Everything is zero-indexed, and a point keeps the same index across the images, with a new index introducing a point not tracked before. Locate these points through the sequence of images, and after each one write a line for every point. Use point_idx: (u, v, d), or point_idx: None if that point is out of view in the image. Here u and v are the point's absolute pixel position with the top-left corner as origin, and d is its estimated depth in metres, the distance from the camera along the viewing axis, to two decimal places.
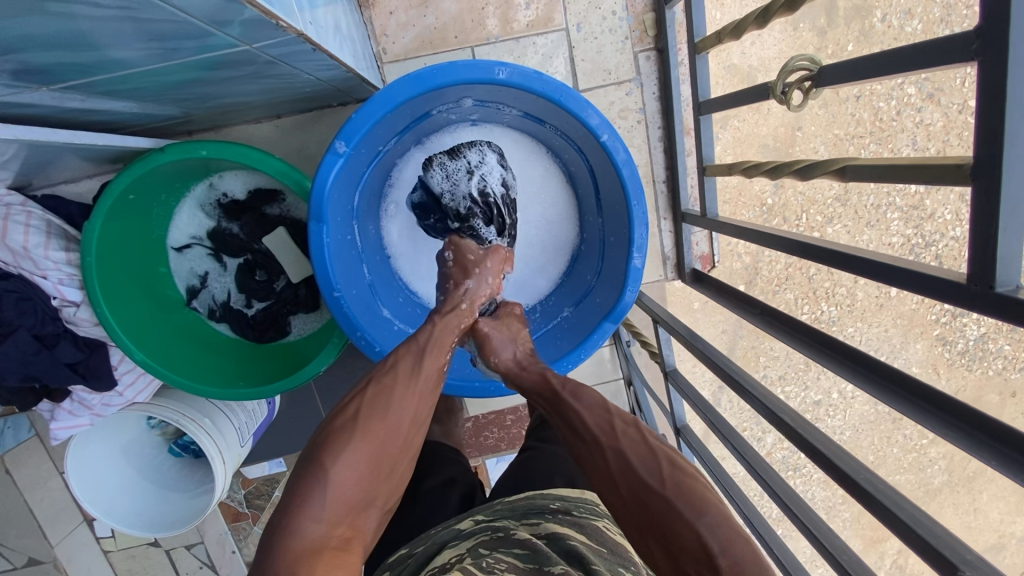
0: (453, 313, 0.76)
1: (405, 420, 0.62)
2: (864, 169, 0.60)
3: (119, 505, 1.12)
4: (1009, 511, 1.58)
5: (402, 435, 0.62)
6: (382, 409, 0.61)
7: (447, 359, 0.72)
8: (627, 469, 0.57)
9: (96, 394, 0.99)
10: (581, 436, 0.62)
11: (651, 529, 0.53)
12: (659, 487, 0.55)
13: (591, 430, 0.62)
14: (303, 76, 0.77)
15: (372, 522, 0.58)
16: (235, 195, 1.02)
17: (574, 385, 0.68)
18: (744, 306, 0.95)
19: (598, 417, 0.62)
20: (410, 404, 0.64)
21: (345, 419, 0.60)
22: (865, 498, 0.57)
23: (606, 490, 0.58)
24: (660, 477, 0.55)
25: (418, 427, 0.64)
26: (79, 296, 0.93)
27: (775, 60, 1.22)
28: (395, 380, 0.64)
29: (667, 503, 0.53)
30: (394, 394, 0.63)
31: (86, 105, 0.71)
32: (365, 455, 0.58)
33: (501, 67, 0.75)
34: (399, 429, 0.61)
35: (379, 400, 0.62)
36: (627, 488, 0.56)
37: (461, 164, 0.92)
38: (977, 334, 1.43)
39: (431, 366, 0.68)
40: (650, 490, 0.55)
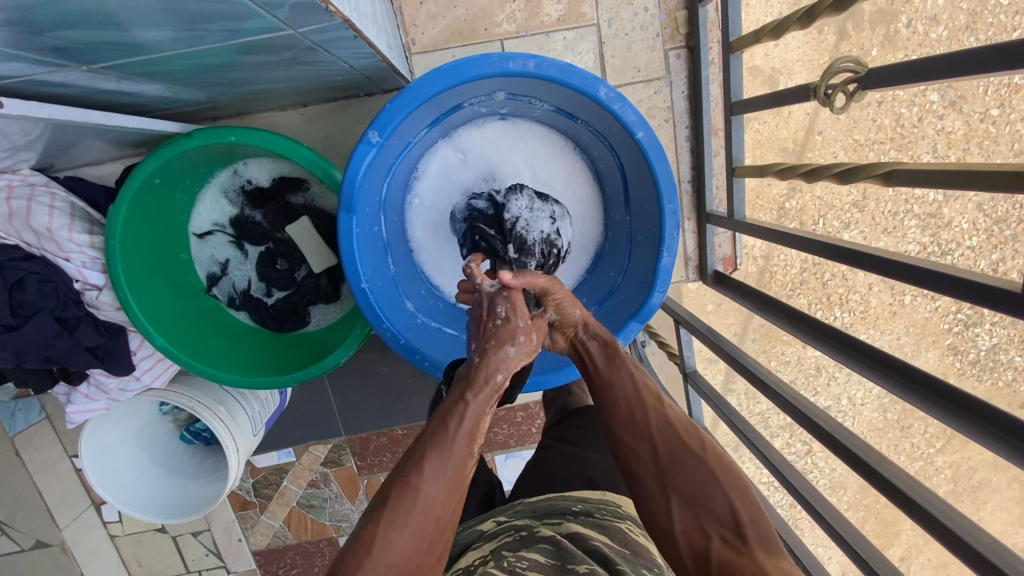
0: (485, 389, 0.62)
1: (429, 525, 0.54)
2: (910, 175, 0.59)
3: (132, 488, 1.11)
4: (1012, 523, 1.58)
5: (434, 537, 0.54)
6: (407, 513, 0.53)
7: (478, 442, 0.60)
8: (670, 429, 0.61)
9: (113, 379, 0.99)
10: (626, 393, 0.65)
11: (680, 488, 0.56)
12: (697, 449, 0.59)
13: (638, 390, 0.65)
14: (338, 64, 0.76)
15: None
16: (259, 182, 1.01)
17: (616, 347, 0.71)
18: (769, 309, 0.93)
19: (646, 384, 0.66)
20: (439, 503, 0.55)
21: (374, 528, 0.52)
22: (910, 504, 0.56)
23: (637, 445, 0.60)
24: (701, 444, 0.59)
25: (447, 527, 0.56)
26: (102, 280, 0.93)
27: (798, 63, 1.20)
28: (420, 476, 0.55)
29: (705, 468, 0.57)
30: (419, 504, 0.54)
31: (119, 86, 0.70)
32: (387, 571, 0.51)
33: (538, 59, 0.75)
34: (425, 536, 0.53)
35: (402, 503, 0.53)
36: (664, 444, 0.59)
37: (545, 209, 0.92)
38: (988, 345, 1.41)
39: (460, 452, 0.58)
40: (687, 449, 0.58)
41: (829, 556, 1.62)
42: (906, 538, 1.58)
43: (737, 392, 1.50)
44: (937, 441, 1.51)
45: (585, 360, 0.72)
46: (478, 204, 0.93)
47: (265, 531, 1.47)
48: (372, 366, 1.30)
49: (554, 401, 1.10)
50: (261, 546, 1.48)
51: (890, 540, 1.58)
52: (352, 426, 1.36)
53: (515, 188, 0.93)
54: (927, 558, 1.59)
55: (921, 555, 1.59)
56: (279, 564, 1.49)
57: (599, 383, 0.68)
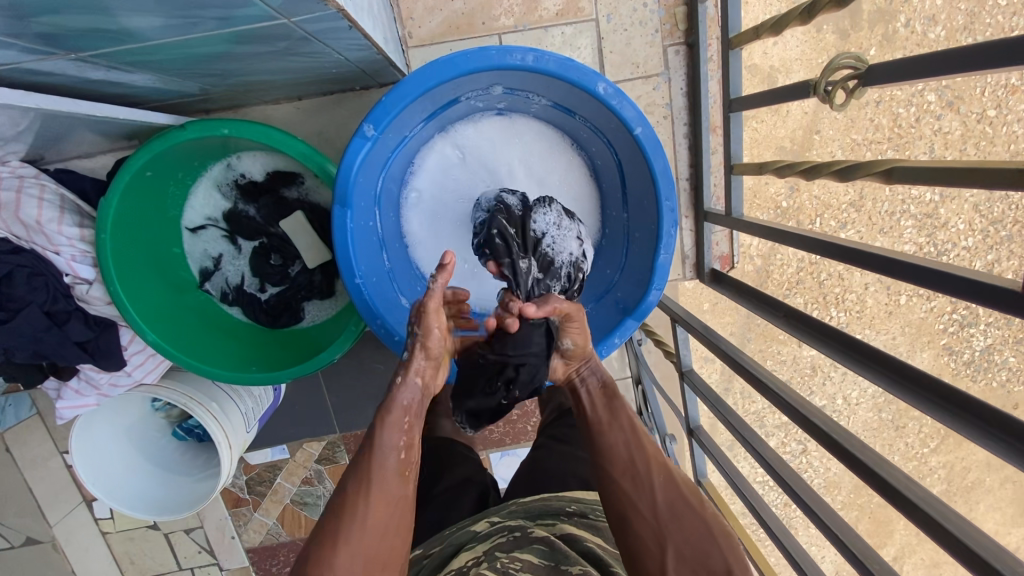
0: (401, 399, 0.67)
1: (366, 533, 0.59)
2: (911, 173, 0.59)
3: (122, 483, 1.10)
4: (1004, 522, 1.59)
5: (369, 541, 0.59)
6: (337, 536, 0.58)
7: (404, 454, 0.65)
8: (670, 483, 0.66)
9: (103, 374, 0.98)
10: (628, 443, 0.68)
11: (678, 546, 0.62)
12: (696, 507, 0.65)
13: (643, 441, 0.68)
14: (333, 56, 0.75)
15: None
16: (253, 176, 1.00)
17: (613, 387, 0.74)
18: (766, 307, 0.93)
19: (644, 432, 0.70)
20: (371, 511, 0.60)
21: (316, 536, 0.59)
22: (907, 504, 0.56)
23: (640, 501, 0.64)
24: (697, 500, 0.66)
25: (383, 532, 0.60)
26: (92, 274, 0.91)
27: (796, 62, 1.20)
28: (346, 501, 0.60)
29: (703, 525, 0.63)
30: (351, 509, 0.60)
31: (109, 76, 0.69)
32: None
33: (536, 54, 0.74)
34: (364, 549, 0.59)
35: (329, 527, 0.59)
36: (664, 502, 0.64)
37: (573, 228, 0.89)
38: (983, 346, 1.41)
39: (385, 464, 0.63)
40: (686, 507, 0.64)
41: (823, 556, 1.63)
42: (900, 537, 1.58)
43: (733, 391, 1.50)
44: (931, 441, 1.51)
45: (583, 397, 0.74)
46: (509, 200, 0.88)
47: (258, 529, 1.46)
48: (366, 363, 1.29)
49: (549, 399, 1.06)
50: (254, 544, 1.47)
51: (883, 539, 1.59)
52: (347, 424, 1.35)
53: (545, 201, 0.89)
54: (921, 558, 1.60)
55: (914, 555, 1.60)
56: (272, 561, 1.48)
57: (599, 426, 0.70)
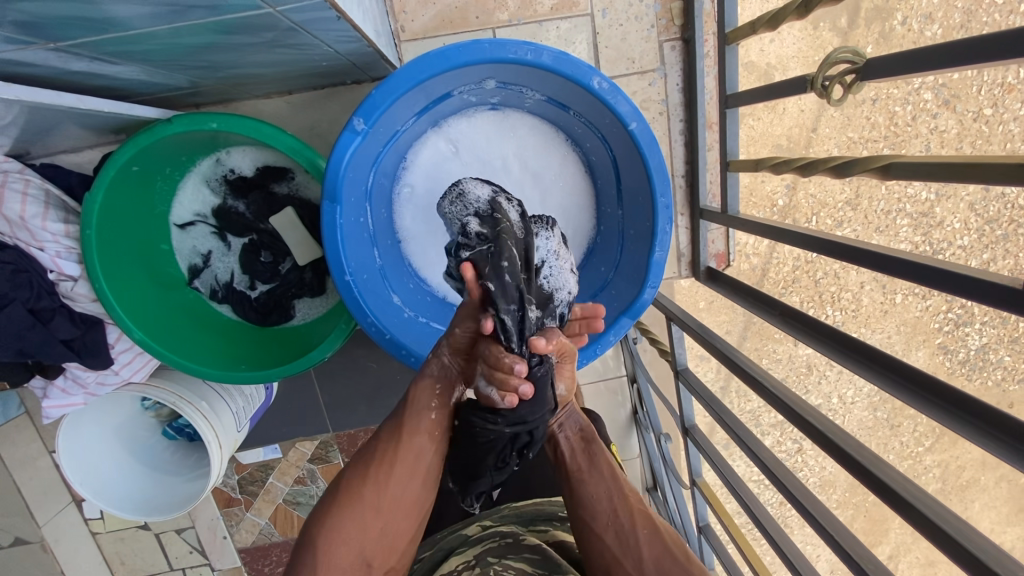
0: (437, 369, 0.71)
1: (393, 483, 0.66)
2: (909, 168, 0.58)
3: (109, 485, 1.08)
4: (999, 521, 1.59)
5: (394, 489, 0.66)
6: (363, 485, 0.66)
7: (433, 418, 0.70)
8: (655, 535, 0.67)
9: (90, 373, 0.96)
10: (610, 496, 0.69)
11: None
12: (682, 561, 0.65)
13: (624, 493, 0.69)
14: (322, 48, 0.74)
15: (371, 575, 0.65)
16: (242, 171, 0.98)
17: (591, 433, 0.75)
18: (761, 306, 0.92)
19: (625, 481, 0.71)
20: (400, 465, 0.67)
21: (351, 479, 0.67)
22: (903, 505, 0.55)
23: (624, 556, 0.65)
24: (684, 553, 0.66)
25: (407, 484, 0.67)
26: (78, 271, 0.90)
27: (793, 59, 1.19)
28: (375, 455, 0.67)
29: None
30: (380, 461, 0.67)
31: (91, 67, 0.68)
32: (354, 527, 0.64)
33: (530, 47, 0.73)
34: (385, 502, 0.66)
35: (358, 476, 0.67)
36: (649, 555, 0.65)
37: (569, 260, 0.81)
38: (979, 345, 1.41)
39: (416, 426, 0.69)
40: (670, 561, 0.64)
41: (818, 554, 1.63)
42: (895, 536, 1.58)
43: (729, 390, 1.49)
44: (926, 440, 1.51)
45: (562, 444, 0.74)
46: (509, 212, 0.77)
47: (250, 529, 1.44)
48: (359, 362, 1.27)
49: None
50: (246, 544, 1.46)
51: (878, 538, 1.59)
52: (339, 423, 1.34)
53: (546, 224, 0.82)
54: (916, 557, 1.60)
55: (909, 554, 1.60)
56: (265, 561, 1.47)
57: (580, 479, 0.71)
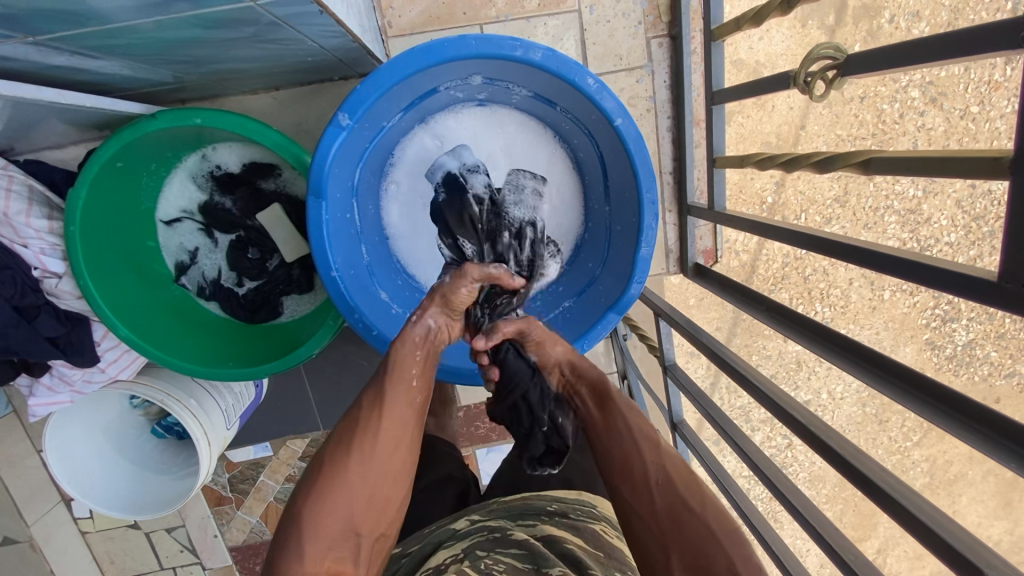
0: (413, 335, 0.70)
1: (381, 450, 0.62)
2: (888, 163, 0.58)
3: (96, 484, 1.07)
4: (986, 515, 1.61)
5: (383, 458, 0.62)
6: (349, 455, 0.61)
7: (416, 383, 0.68)
8: (669, 486, 0.60)
9: (76, 371, 0.95)
10: (624, 448, 0.65)
11: (679, 547, 0.56)
12: (696, 508, 0.58)
13: (639, 444, 0.64)
14: (307, 43, 0.74)
15: (360, 546, 0.60)
16: (229, 168, 0.98)
17: (606, 387, 0.71)
18: (747, 301, 0.93)
19: (647, 432, 0.65)
20: (385, 433, 0.63)
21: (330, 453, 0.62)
22: (883, 497, 0.56)
23: (638, 505, 0.61)
24: (702, 502, 0.59)
25: (394, 451, 0.63)
26: (62, 267, 0.89)
27: (782, 57, 1.19)
28: (359, 424, 0.63)
29: (706, 531, 0.56)
30: (363, 431, 0.62)
31: (74, 62, 0.67)
32: (343, 500, 0.59)
33: (516, 43, 0.73)
34: (375, 472, 0.61)
35: (343, 448, 0.61)
36: (661, 500, 0.60)
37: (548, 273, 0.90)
38: (965, 340, 1.42)
39: (401, 389, 0.66)
40: (684, 507, 0.58)
41: (807, 549, 1.64)
42: (883, 530, 1.60)
43: (719, 386, 1.50)
44: (914, 435, 1.53)
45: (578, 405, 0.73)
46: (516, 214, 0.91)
47: (241, 527, 1.44)
48: (349, 359, 1.27)
49: None
50: (237, 542, 1.45)
51: (867, 533, 1.60)
52: (330, 421, 1.34)
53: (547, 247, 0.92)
54: (904, 550, 1.62)
55: (897, 547, 1.62)
56: (256, 560, 1.47)
57: (596, 435, 0.68)
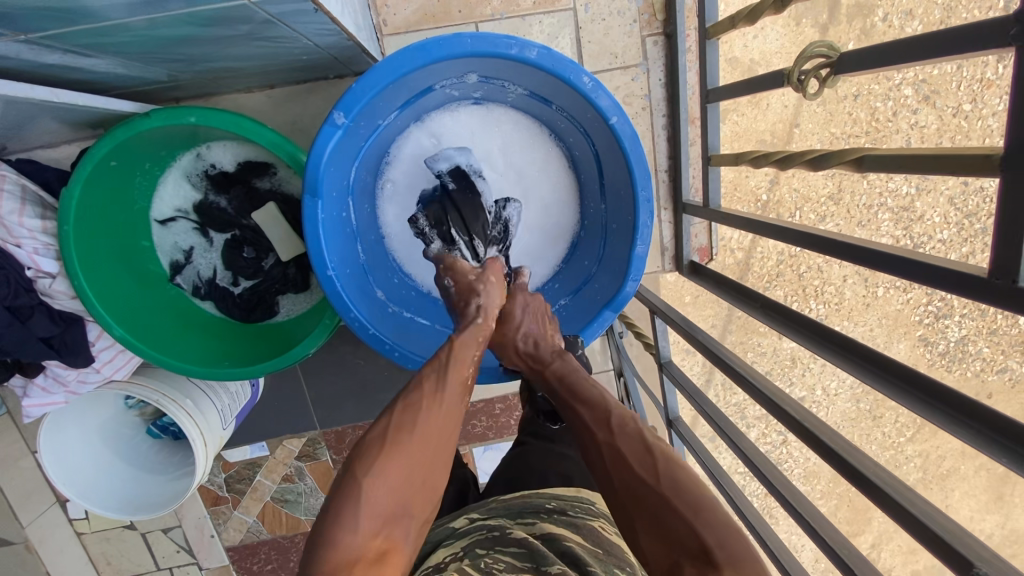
0: (470, 330, 0.68)
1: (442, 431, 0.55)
2: (881, 160, 0.59)
3: (91, 485, 1.07)
4: (979, 509, 1.62)
5: (446, 440, 0.55)
6: (416, 427, 0.54)
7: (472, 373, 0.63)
8: (617, 457, 0.54)
9: (71, 371, 0.95)
10: (578, 426, 0.59)
11: (641, 522, 0.50)
12: (646, 476, 0.51)
13: (587, 421, 0.59)
14: (302, 41, 0.73)
15: (413, 534, 0.50)
16: (224, 167, 0.97)
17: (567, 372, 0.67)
18: (743, 297, 0.94)
19: (594, 408, 0.59)
20: (447, 414, 0.57)
21: (386, 425, 0.54)
22: (876, 491, 0.56)
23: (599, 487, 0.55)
24: (650, 467, 0.51)
25: (453, 437, 0.56)
26: (56, 267, 0.89)
27: (777, 55, 1.20)
28: (425, 398, 0.57)
29: (659, 500, 0.49)
30: (424, 407, 0.56)
31: (66, 60, 0.67)
32: (407, 472, 0.51)
33: (511, 41, 0.73)
34: (440, 450, 0.54)
35: (408, 418, 0.54)
36: (617, 478, 0.53)
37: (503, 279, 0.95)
38: (957, 336, 1.43)
39: (463, 372, 0.62)
40: (641, 482, 0.51)
41: (802, 544, 1.65)
42: (877, 525, 1.61)
43: (714, 383, 1.51)
44: (907, 431, 1.54)
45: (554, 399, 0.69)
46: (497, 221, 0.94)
47: (237, 527, 1.44)
48: (345, 358, 1.27)
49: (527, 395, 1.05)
50: (234, 542, 1.45)
51: (861, 528, 1.62)
52: (327, 420, 1.33)
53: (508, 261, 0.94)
54: (898, 545, 1.63)
55: (891, 542, 1.63)
56: (253, 559, 1.47)
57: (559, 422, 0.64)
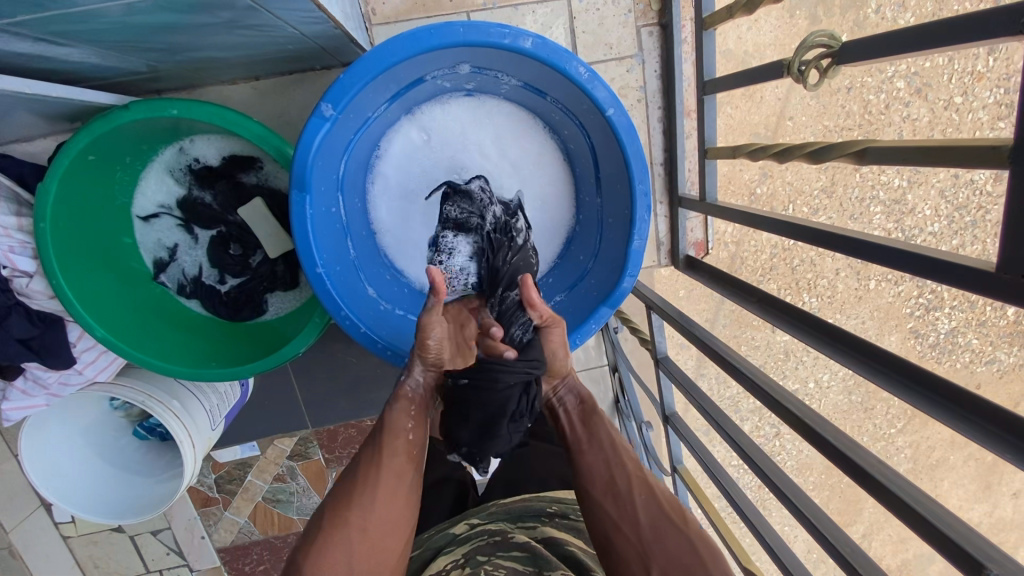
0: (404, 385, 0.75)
1: (380, 500, 0.65)
2: (883, 153, 0.57)
3: (74, 487, 1.04)
4: (967, 498, 1.63)
5: (383, 507, 0.65)
6: (348, 508, 0.63)
7: (411, 433, 0.71)
8: (649, 500, 0.66)
9: (52, 373, 0.91)
10: (609, 464, 0.69)
11: (662, 559, 0.61)
12: (678, 522, 0.64)
13: (619, 461, 0.70)
14: (286, 29, 0.71)
15: None
16: (208, 161, 0.94)
17: (591, 407, 0.77)
18: (741, 291, 0.92)
19: (626, 451, 0.71)
20: (383, 485, 0.66)
21: (331, 506, 0.64)
22: (880, 488, 0.56)
23: (623, 521, 0.64)
24: (681, 517, 0.64)
25: (394, 502, 0.65)
26: (32, 266, 0.85)
27: (771, 47, 1.18)
28: (358, 478, 0.66)
29: (684, 541, 0.61)
30: (360, 481, 0.65)
31: (37, 49, 0.64)
32: (342, 551, 0.61)
33: (503, 30, 0.71)
34: (374, 521, 0.63)
35: (343, 501, 0.64)
36: (646, 516, 0.64)
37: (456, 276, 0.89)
38: (947, 328, 1.42)
39: (396, 440, 0.70)
40: (668, 524, 0.63)
41: (795, 535, 1.67)
42: (868, 515, 1.62)
43: (708, 376, 1.52)
44: (898, 422, 1.55)
45: (562, 418, 0.78)
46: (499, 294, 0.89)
47: (228, 528, 1.41)
48: (337, 356, 1.24)
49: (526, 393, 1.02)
50: (225, 543, 1.43)
51: (852, 519, 1.62)
52: (319, 419, 1.31)
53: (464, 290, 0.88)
54: (888, 534, 1.64)
55: (882, 532, 1.64)
56: (245, 560, 1.44)
57: (579, 447, 0.73)
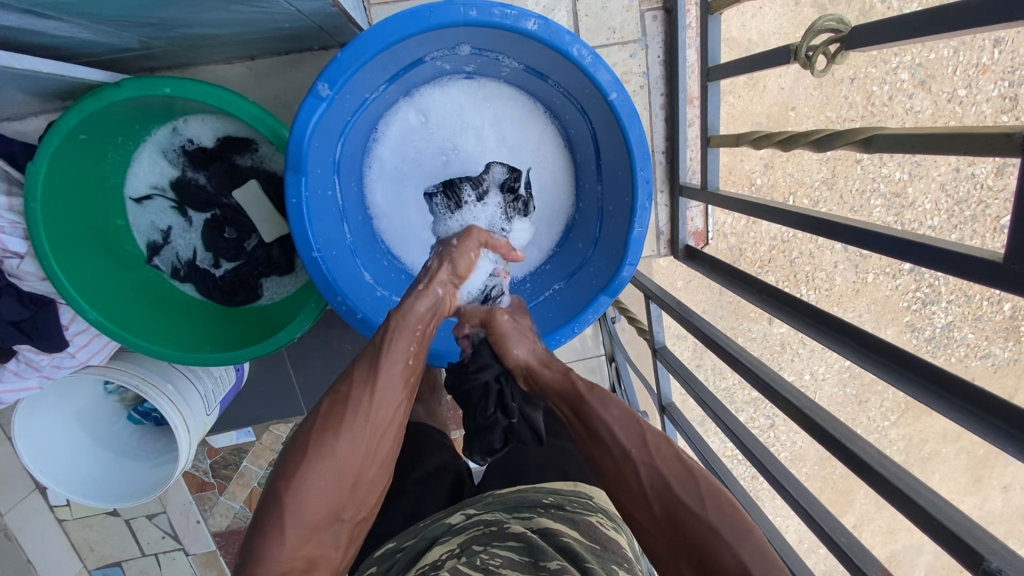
0: (415, 301, 0.68)
1: (368, 432, 0.61)
2: (891, 141, 0.56)
3: (67, 471, 1.03)
4: (958, 491, 1.64)
5: (374, 442, 0.62)
6: (336, 440, 0.60)
7: (412, 360, 0.66)
8: (664, 490, 0.58)
9: (44, 355, 0.89)
10: (609, 457, 0.61)
11: (691, 554, 0.56)
12: (698, 508, 0.56)
13: (619, 449, 0.61)
14: (282, 6, 0.69)
15: (341, 535, 0.61)
16: (202, 142, 0.93)
17: (577, 389, 0.65)
18: (741, 285, 0.91)
19: (627, 428, 0.61)
20: (375, 418, 0.62)
21: (316, 433, 0.60)
22: (877, 479, 0.55)
23: (641, 516, 0.60)
24: (700, 501, 0.56)
25: (383, 434, 0.62)
26: (23, 247, 0.84)
27: (775, 35, 1.16)
28: (348, 405, 0.61)
29: (708, 529, 0.55)
30: (349, 410, 0.61)
31: (24, 23, 0.62)
32: (325, 486, 0.58)
33: (503, 9, 0.70)
34: (361, 457, 0.61)
35: (330, 431, 0.60)
36: (661, 509, 0.58)
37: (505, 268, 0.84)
38: (942, 323, 1.42)
39: (393, 371, 0.64)
40: (690, 513, 0.56)
41: (787, 524, 1.68)
42: (859, 506, 1.63)
43: (705, 367, 1.52)
44: (892, 415, 1.55)
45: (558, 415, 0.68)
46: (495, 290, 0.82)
47: (224, 513, 1.41)
48: (333, 343, 1.24)
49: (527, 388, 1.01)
50: (220, 528, 1.43)
51: (843, 509, 1.64)
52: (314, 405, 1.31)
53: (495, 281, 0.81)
54: (878, 525, 1.66)
55: (872, 523, 1.65)
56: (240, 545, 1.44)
57: (581, 443, 0.65)
